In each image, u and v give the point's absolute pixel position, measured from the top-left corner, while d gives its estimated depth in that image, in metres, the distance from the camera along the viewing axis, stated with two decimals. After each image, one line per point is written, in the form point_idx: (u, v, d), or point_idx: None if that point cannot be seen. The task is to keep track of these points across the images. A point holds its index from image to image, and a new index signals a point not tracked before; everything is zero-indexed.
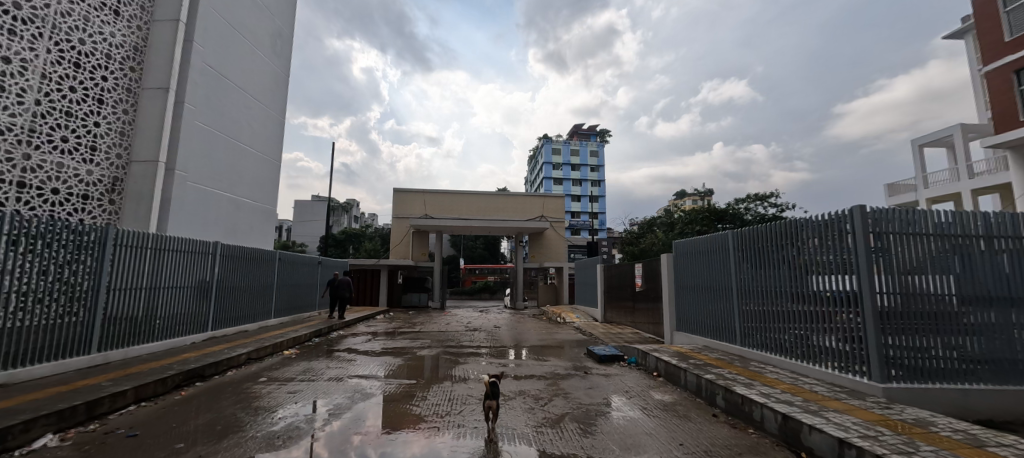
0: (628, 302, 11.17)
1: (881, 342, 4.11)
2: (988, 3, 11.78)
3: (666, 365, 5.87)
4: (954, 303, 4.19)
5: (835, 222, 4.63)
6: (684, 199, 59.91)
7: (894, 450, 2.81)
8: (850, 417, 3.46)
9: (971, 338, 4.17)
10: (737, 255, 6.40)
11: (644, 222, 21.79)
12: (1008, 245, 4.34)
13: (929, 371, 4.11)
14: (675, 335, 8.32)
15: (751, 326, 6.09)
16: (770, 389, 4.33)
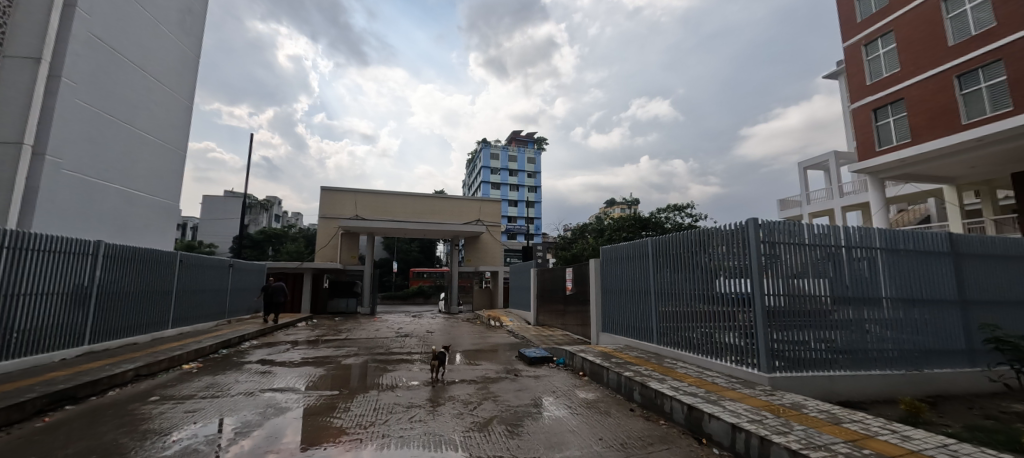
0: (559, 306, 11.58)
1: (769, 337, 4.72)
2: (855, 52, 14.13)
3: (591, 364, 6.18)
4: (824, 303, 4.92)
5: (735, 232, 5.24)
6: (613, 207, 63.41)
7: (774, 431, 3.25)
8: (742, 404, 3.92)
9: (837, 332, 4.93)
10: (656, 261, 6.95)
11: (576, 228, 22.74)
12: (865, 253, 5.21)
13: (805, 361, 4.78)
14: (600, 336, 8.77)
15: (666, 325, 6.64)
16: (679, 382, 4.76)
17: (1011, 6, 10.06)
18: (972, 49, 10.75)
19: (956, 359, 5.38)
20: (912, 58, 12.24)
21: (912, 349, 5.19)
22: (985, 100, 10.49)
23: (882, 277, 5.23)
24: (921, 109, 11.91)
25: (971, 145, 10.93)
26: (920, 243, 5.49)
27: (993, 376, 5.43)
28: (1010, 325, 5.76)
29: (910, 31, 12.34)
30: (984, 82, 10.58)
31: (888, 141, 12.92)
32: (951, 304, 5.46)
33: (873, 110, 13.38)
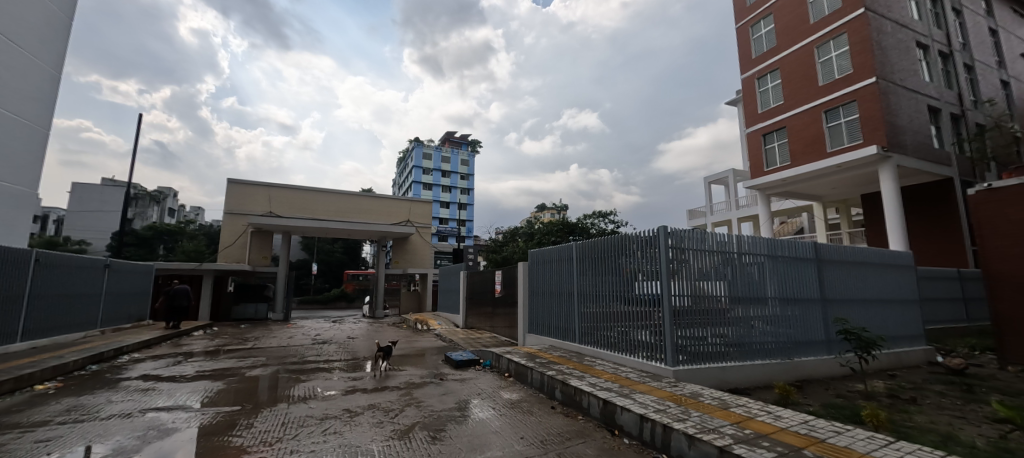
0: (488, 308, 11.64)
1: (674, 333, 5.22)
2: (750, 84, 16.16)
3: (516, 365, 6.29)
4: (720, 302, 5.56)
5: (648, 239, 5.72)
6: (543, 212, 65.53)
7: (675, 419, 3.61)
8: (649, 396, 4.27)
9: (729, 327, 5.59)
10: (579, 264, 7.32)
11: (507, 231, 23.05)
12: (754, 259, 5.99)
13: (704, 354, 5.36)
14: (527, 337, 8.98)
15: (587, 325, 7.00)
16: (596, 379, 5.05)
17: (863, 58, 12.33)
18: (835, 90, 12.97)
19: (818, 349, 6.38)
20: (793, 94, 14.35)
21: (786, 341, 6.06)
22: (845, 133, 12.73)
23: (766, 279, 6.04)
24: (798, 137, 14.00)
25: (834, 170, 13.12)
26: (794, 250, 6.46)
27: (845, 362, 6.51)
28: (858, 319, 6.96)
29: (792, 70, 14.47)
30: (843, 118, 12.83)
31: (773, 162, 14.93)
32: (815, 303, 6.48)
33: (762, 135, 15.40)
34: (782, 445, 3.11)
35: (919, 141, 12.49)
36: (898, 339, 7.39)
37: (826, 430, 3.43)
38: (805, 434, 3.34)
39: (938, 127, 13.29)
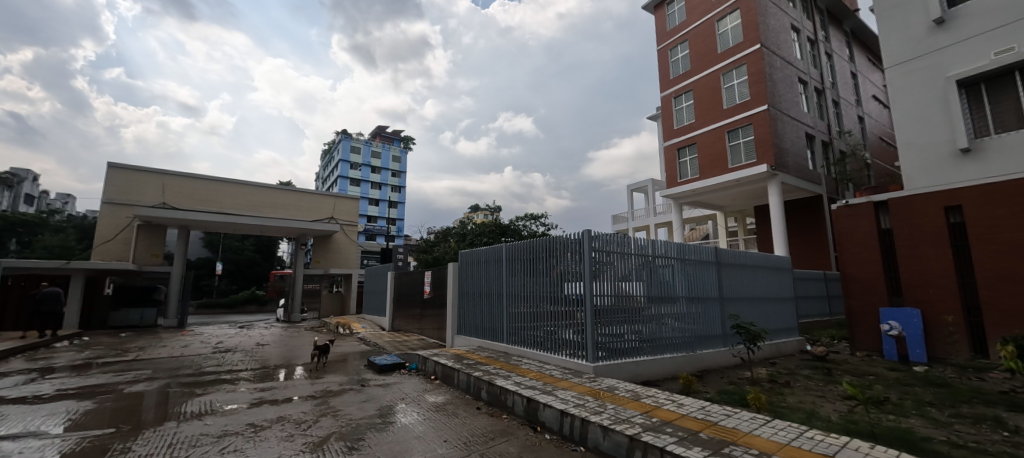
0: (417, 310, 11.32)
1: (594, 332, 5.55)
2: (667, 102, 17.63)
3: (442, 368, 6.20)
4: (636, 301, 6.02)
5: (572, 242, 6.00)
6: (476, 213, 65.49)
7: (592, 412, 3.82)
8: (570, 391, 4.47)
9: (644, 325, 6.06)
10: (508, 266, 7.44)
11: (438, 232, 22.63)
12: (665, 261, 6.57)
13: (621, 350, 5.75)
14: (455, 339, 8.90)
15: (515, 326, 7.13)
16: (521, 378, 5.16)
17: (759, 88, 14.14)
18: (736, 113, 14.73)
19: (717, 342, 7.18)
20: (703, 114, 15.98)
21: (691, 336, 6.72)
22: (743, 152, 14.50)
23: (676, 280, 6.65)
24: (706, 153, 15.63)
25: (734, 183, 14.86)
26: (699, 254, 7.20)
27: (737, 352, 7.40)
28: (749, 315, 7.95)
29: (702, 93, 16.12)
30: (742, 139, 14.60)
31: (685, 174, 16.49)
32: (715, 301, 7.28)
33: (677, 149, 16.93)
34: (683, 430, 3.45)
35: (798, 162, 14.64)
36: (778, 331, 8.58)
37: (718, 414, 3.88)
38: (702, 419, 3.74)
39: (812, 152, 15.71)
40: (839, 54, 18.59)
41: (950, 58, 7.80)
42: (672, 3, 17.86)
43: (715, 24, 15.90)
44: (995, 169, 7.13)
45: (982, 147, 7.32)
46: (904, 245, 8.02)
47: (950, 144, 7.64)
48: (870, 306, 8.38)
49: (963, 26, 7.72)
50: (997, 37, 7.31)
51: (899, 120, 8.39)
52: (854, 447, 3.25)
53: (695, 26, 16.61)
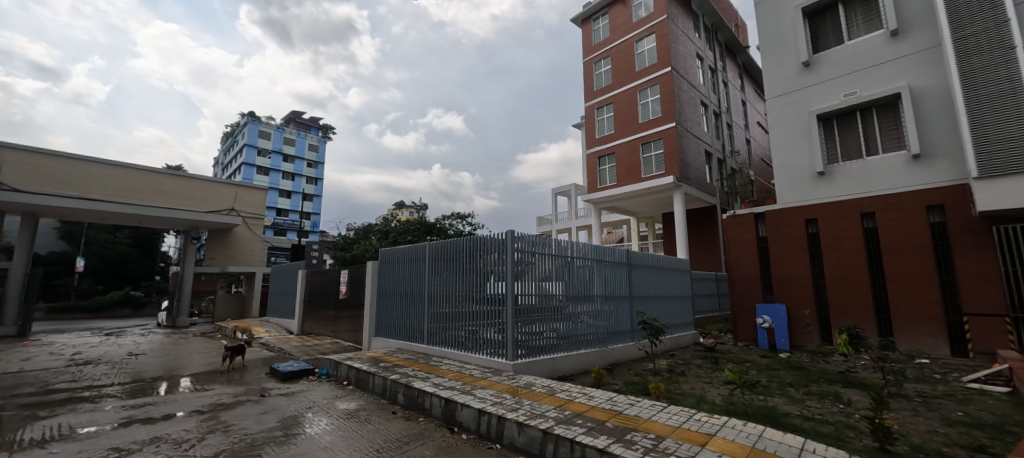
0: (330, 312, 10.58)
1: (515, 330, 5.67)
2: (590, 112, 18.65)
3: (356, 372, 5.86)
4: (555, 300, 6.29)
5: (495, 241, 6.08)
6: (401, 210, 63.02)
7: (508, 409, 3.91)
8: (488, 390, 4.52)
9: (562, 322, 6.34)
10: (431, 265, 7.29)
11: (358, 228, 21.39)
12: (583, 262, 6.95)
13: (540, 347, 5.96)
14: (373, 341, 8.49)
15: (436, 326, 7.02)
16: (440, 378, 5.09)
17: (669, 107, 15.64)
18: (650, 128, 16.11)
19: (625, 336, 7.76)
20: (621, 126, 17.21)
21: (604, 332, 7.18)
22: (654, 163, 15.90)
23: (593, 280, 7.06)
24: (623, 162, 16.88)
25: (646, 192, 16.24)
26: (613, 256, 7.72)
27: (643, 346, 8.07)
28: (654, 312, 8.72)
29: (622, 107, 17.37)
30: (653, 152, 16.02)
31: (604, 181, 17.60)
32: (626, 299, 7.87)
33: (598, 158, 17.99)
34: (592, 421, 3.68)
35: (698, 176, 16.49)
36: (677, 326, 9.55)
37: (623, 403, 4.22)
38: (608, 409, 4.03)
39: (710, 167, 17.80)
40: (733, 83, 21.29)
41: (813, 96, 9.35)
42: (598, 20, 18.97)
43: (634, 44, 17.23)
44: (841, 190, 8.71)
45: (833, 171, 8.89)
46: (776, 250, 9.44)
47: (810, 168, 9.17)
48: (750, 302, 9.72)
49: (822, 70, 9.30)
50: (845, 82, 8.93)
51: (775, 144, 9.84)
52: (730, 425, 3.76)
53: (617, 44, 17.83)
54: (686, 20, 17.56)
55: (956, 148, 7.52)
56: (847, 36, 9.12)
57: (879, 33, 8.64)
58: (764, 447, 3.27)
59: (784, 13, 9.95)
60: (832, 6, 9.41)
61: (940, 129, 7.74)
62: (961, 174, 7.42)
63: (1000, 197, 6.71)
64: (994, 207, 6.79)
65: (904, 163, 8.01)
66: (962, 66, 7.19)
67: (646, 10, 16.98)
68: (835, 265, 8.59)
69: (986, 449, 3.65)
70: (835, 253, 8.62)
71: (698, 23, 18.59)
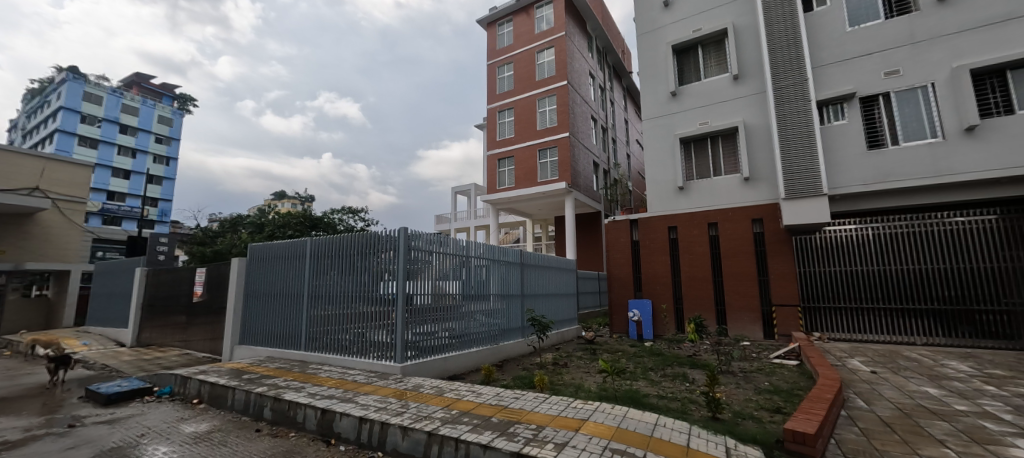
0: (180, 318, 8.91)
1: (405, 331, 5.48)
2: (492, 115, 19.00)
3: (211, 387, 5.04)
4: (448, 299, 6.25)
5: (387, 239, 5.79)
6: (281, 202, 55.87)
7: (393, 414, 3.76)
8: (372, 396, 4.28)
9: (455, 321, 6.33)
10: (312, 262, 6.64)
11: (223, 220, 18.38)
12: (477, 261, 7.04)
13: (432, 348, 5.84)
14: (236, 350, 7.41)
15: (315, 330, 6.41)
16: (318, 387, 4.67)
17: (564, 118, 16.79)
18: (547, 135, 17.09)
19: (516, 333, 8.02)
20: (521, 131, 17.91)
21: (496, 329, 7.33)
22: (549, 169, 16.90)
23: (486, 278, 7.20)
24: (521, 166, 17.60)
25: (541, 195, 17.14)
26: (506, 255, 7.97)
27: (532, 341, 8.42)
28: (543, 309, 9.23)
29: (522, 113, 18.08)
30: (549, 158, 17.02)
31: (503, 183, 18.07)
32: (518, 297, 8.17)
33: (498, 159, 18.41)
34: (478, 418, 3.75)
35: (587, 183, 18.05)
36: (562, 322, 10.27)
37: (509, 398, 4.41)
38: (495, 404, 4.16)
39: (597, 176, 19.60)
40: (618, 103, 23.83)
41: (677, 122, 10.95)
42: (503, 25, 19.45)
43: (535, 55, 18.08)
44: (695, 203, 10.38)
45: (690, 187, 10.52)
46: (646, 253, 10.81)
47: (673, 182, 10.73)
48: (624, 298, 10.96)
49: (685, 100, 10.95)
50: (701, 113, 10.66)
51: (648, 160, 11.27)
52: (601, 409, 4.19)
53: (520, 51, 18.51)
54: (581, 40, 19.08)
55: (772, 174, 9.54)
56: (703, 75, 10.90)
57: (725, 76, 10.50)
58: (627, 426, 3.73)
59: (658, 47, 11.47)
60: (694, 47, 11.14)
61: (763, 159, 9.71)
62: (775, 195, 9.42)
63: (798, 215, 8.73)
64: (793, 222, 8.80)
65: (740, 184, 9.87)
66: (778, 111, 9.16)
67: (547, 24, 17.94)
68: (689, 266, 10.18)
69: (781, 409, 4.72)
70: (689, 255, 10.22)
71: (591, 44, 20.34)
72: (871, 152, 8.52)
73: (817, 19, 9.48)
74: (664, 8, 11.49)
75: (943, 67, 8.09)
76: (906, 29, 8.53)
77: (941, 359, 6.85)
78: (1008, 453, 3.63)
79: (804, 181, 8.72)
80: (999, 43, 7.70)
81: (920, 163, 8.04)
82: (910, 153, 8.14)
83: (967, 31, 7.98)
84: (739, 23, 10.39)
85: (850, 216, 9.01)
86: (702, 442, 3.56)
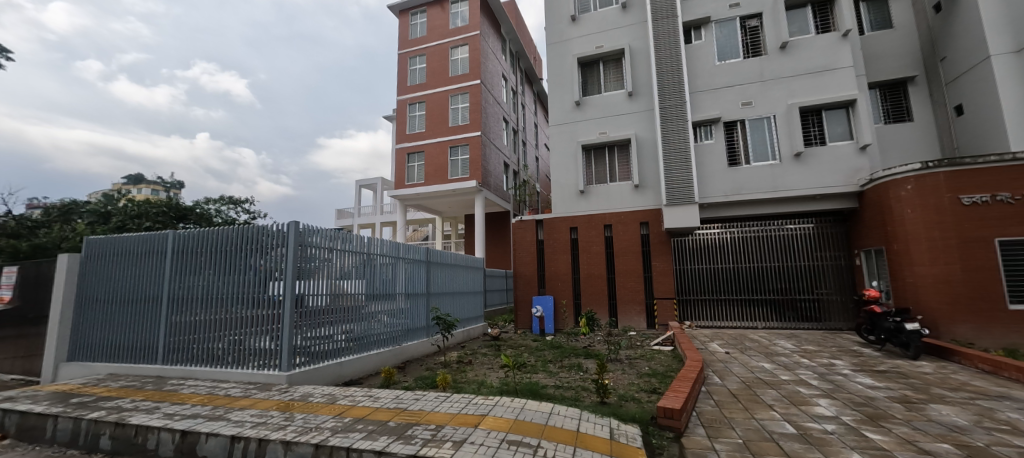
0: None
1: (293, 336, 4.97)
2: (402, 107, 18.22)
3: (20, 418, 3.99)
4: (345, 299, 5.83)
5: (274, 233, 5.19)
6: (137, 187, 46.37)
7: (273, 428, 3.40)
8: (250, 411, 3.82)
9: (354, 323, 5.94)
10: (175, 259, 5.67)
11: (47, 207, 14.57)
12: (379, 258, 6.70)
13: (325, 352, 5.39)
14: (63, 369, 5.99)
15: (178, 339, 5.49)
16: (179, 406, 4.01)
17: (476, 116, 16.87)
18: (459, 133, 17.01)
19: (420, 333, 7.82)
20: (432, 126, 17.51)
21: (399, 330, 7.06)
22: (461, 167, 16.86)
23: (388, 276, 6.89)
24: (432, 162, 17.22)
25: (451, 193, 17.01)
26: (411, 253, 7.71)
27: (437, 340, 8.28)
28: (449, 308, 9.14)
29: (433, 107, 17.70)
30: (460, 156, 16.96)
31: (412, 178, 17.49)
32: (422, 296, 7.94)
33: (407, 154, 17.74)
34: (373, 423, 3.58)
35: (497, 183, 18.40)
36: (469, 319, 10.31)
37: (409, 400, 4.30)
38: (393, 408, 4.02)
39: (507, 177, 20.10)
40: (529, 107, 24.78)
41: (580, 130, 11.76)
42: (415, 15, 18.78)
43: (449, 50, 17.83)
44: (593, 206, 11.24)
45: (590, 191, 11.37)
46: (550, 252, 11.42)
47: (575, 186, 11.49)
48: (528, 295, 11.42)
49: (587, 110, 11.79)
50: (600, 123, 11.59)
51: (554, 164, 11.90)
52: (501, 403, 4.33)
53: (433, 45, 18.08)
54: (496, 41, 19.37)
55: (657, 183, 10.79)
56: (604, 89, 11.88)
57: (622, 91, 11.56)
58: (524, 418, 3.90)
59: (565, 58, 12.17)
60: (596, 62, 12.06)
61: (650, 169, 10.92)
62: (658, 202, 10.67)
63: (675, 220, 10.02)
64: (672, 225, 10.07)
65: (631, 190, 10.96)
66: (663, 128, 10.41)
67: (462, 21, 17.83)
68: (587, 264, 11.01)
69: (656, 389, 5.38)
70: (588, 254, 11.06)
71: (504, 47, 20.75)
72: (731, 168, 10.14)
73: (695, 51, 10.98)
74: (571, 22, 12.24)
75: (782, 103, 9.98)
76: (758, 69, 10.33)
77: (774, 339, 8.48)
78: (813, 410, 4.64)
79: (680, 190, 10.05)
80: (818, 88, 9.75)
81: (764, 180, 9.82)
82: (757, 172, 9.90)
83: (799, 76, 9.95)
84: (634, 45, 11.53)
85: (715, 222, 10.62)
86: (589, 425, 3.90)
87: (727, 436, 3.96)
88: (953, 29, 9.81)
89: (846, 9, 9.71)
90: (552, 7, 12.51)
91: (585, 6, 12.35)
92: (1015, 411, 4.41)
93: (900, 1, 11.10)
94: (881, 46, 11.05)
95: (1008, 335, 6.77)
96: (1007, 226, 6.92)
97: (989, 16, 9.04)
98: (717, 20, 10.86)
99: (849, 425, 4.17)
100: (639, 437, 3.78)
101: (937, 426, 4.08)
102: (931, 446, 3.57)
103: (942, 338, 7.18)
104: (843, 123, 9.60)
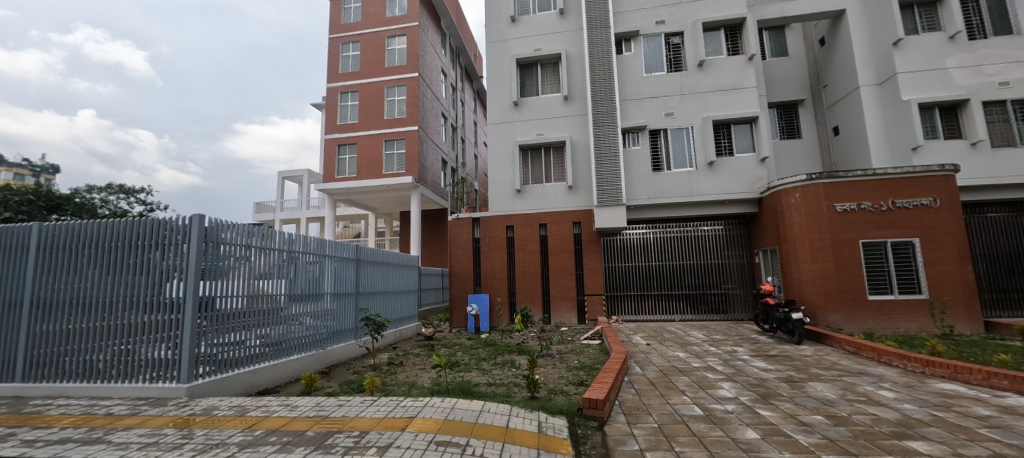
0: None
1: (195, 344, 4.44)
2: (333, 95, 17.09)
3: None
4: (260, 300, 5.34)
5: (173, 228, 4.58)
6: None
7: (168, 448, 3.03)
8: (137, 430, 3.37)
9: (270, 327, 5.47)
10: (42, 257, 4.80)
11: None
12: (302, 256, 6.22)
13: (234, 360, 4.90)
14: None
15: (44, 351, 4.66)
16: (42, 431, 3.40)
17: (413, 110, 16.37)
18: (394, 126, 16.38)
19: (348, 335, 7.42)
20: (366, 117, 16.68)
21: (323, 332, 6.63)
22: (397, 162, 16.28)
23: (312, 275, 6.43)
24: (365, 155, 16.41)
25: (386, 188, 16.40)
26: (339, 250, 7.26)
27: (365, 342, 7.90)
28: (380, 308, 8.77)
29: (368, 98, 16.85)
30: (396, 150, 16.38)
31: (343, 171, 16.51)
32: (350, 296, 7.53)
33: (338, 145, 16.71)
34: (289, 435, 3.34)
35: (434, 180, 18.06)
36: (401, 319, 9.99)
37: (331, 406, 4.07)
38: (313, 416, 3.77)
39: (445, 174, 19.77)
40: (469, 103, 24.61)
41: (516, 130, 11.93)
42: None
43: (386, 39, 17.10)
44: (528, 205, 11.49)
45: (526, 190, 11.59)
46: (485, 250, 11.46)
47: (511, 185, 11.64)
48: (463, 293, 11.37)
49: (524, 111, 11.99)
50: (537, 124, 11.85)
51: (491, 162, 11.94)
52: (431, 404, 4.26)
53: (368, 32, 17.20)
54: (435, 34, 18.93)
55: (589, 185, 11.30)
56: (541, 91, 12.16)
57: (558, 95, 11.92)
58: (455, 417, 3.88)
59: (504, 58, 12.25)
60: (534, 65, 12.30)
61: (583, 171, 11.41)
62: (589, 203, 11.19)
63: (605, 220, 10.60)
64: (602, 225, 10.63)
65: (565, 191, 11.36)
66: (596, 132, 10.92)
67: (399, 10, 17.18)
68: (522, 262, 11.23)
69: (583, 381, 5.65)
70: (522, 253, 11.27)
71: (444, 40, 20.37)
72: (654, 173, 10.94)
73: (626, 61, 11.66)
74: (511, 22, 12.35)
75: (698, 115, 10.97)
76: (679, 83, 11.25)
77: (688, 330, 9.32)
78: (717, 393, 5.19)
79: (609, 193, 10.66)
80: (728, 105, 10.87)
81: (681, 185, 10.73)
82: (676, 177, 10.79)
83: (713, 92, 10.99)
84: (570, 51, 11.94)
85: (640, 222, 11.37)
86: (519, 420, 3.99)
87: (644, 422, 4.28)
88: (834, 61, 11.49)
89: (751, 35, 10.93)
90: (492, 5, 12.52)
91: (524, 9, 12.54)
92: (870, 384, 5.32)
93: (794, 32, 12.73)
94: (780, 70, 12.57)
95: (866, 320, 8.12)
96: (868, 230, 8.27)
97: (859, 54, 10.75)
98: (645, 34, 11.61)
99: (745, 404, 4.73)
100: (565, 429, 3.95)
101: (812, 400, 4.78)
102: (808, 419, 4.16)
103: (819, 325, 8.37)
104: (748, 137, 10.80)
